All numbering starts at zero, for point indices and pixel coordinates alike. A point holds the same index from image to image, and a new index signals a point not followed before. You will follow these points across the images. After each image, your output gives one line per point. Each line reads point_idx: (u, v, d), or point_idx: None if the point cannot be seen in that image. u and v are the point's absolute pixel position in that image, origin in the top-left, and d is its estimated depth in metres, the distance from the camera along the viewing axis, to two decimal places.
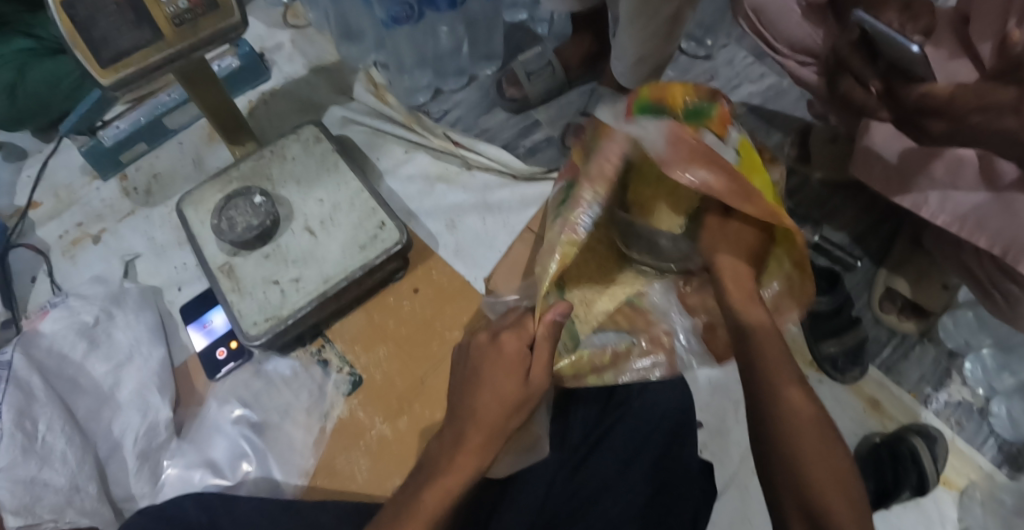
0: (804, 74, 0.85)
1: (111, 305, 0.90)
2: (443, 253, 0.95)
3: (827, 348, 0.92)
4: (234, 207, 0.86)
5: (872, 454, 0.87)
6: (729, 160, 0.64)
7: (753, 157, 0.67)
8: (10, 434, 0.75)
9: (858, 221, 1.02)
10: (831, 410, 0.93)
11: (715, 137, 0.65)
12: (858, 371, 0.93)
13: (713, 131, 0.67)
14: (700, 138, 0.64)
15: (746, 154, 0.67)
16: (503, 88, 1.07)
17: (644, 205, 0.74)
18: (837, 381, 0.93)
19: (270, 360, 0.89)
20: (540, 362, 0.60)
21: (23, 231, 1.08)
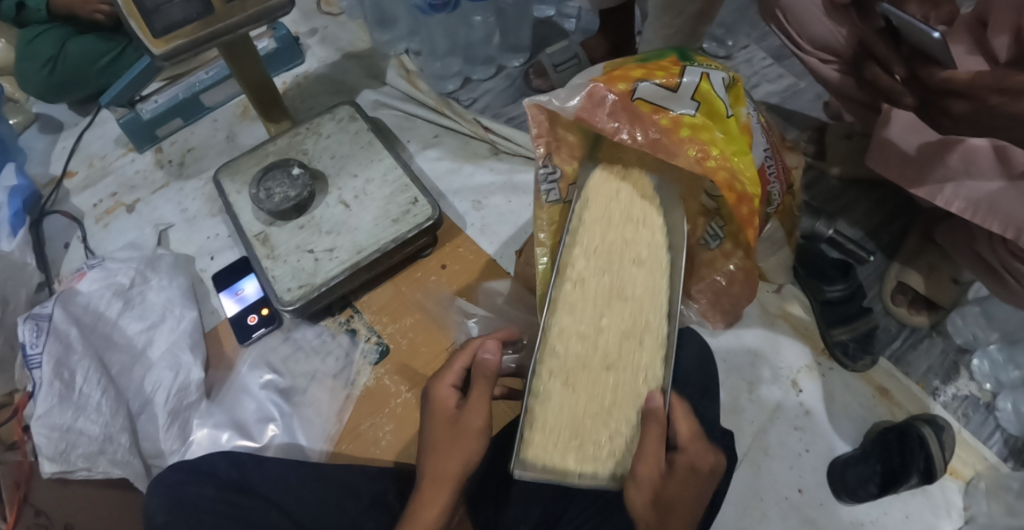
0: (824, 71, 0.88)
1: (146, 270, 0.93)
2: (469, 232, 0.99)
3: (837, 334, 0.97)
4: (273, 179, 0.90)
5: (881, 439, 0.90)
6: (675, 112, 0.63)
7: (714, 104, 0.64)
8: (50, 383, 0.79)
9: (871, 216, 1.05)
10: (841, 396, 0.96)
11: (663, 92, 0.64)
12: (869, 359, 0.96)
13: (666, 81, 0.64)
14: (639, 95, 0.63)
15: (705, 101, 0.64)
16: (530, 79, 1.11)
17: (572, 439, 0.59)
18: (849, 369, 0.97)
19: (299, 327, 0.92)
20: (479, 397, 0.63)
21: (58, 199, 1.11)
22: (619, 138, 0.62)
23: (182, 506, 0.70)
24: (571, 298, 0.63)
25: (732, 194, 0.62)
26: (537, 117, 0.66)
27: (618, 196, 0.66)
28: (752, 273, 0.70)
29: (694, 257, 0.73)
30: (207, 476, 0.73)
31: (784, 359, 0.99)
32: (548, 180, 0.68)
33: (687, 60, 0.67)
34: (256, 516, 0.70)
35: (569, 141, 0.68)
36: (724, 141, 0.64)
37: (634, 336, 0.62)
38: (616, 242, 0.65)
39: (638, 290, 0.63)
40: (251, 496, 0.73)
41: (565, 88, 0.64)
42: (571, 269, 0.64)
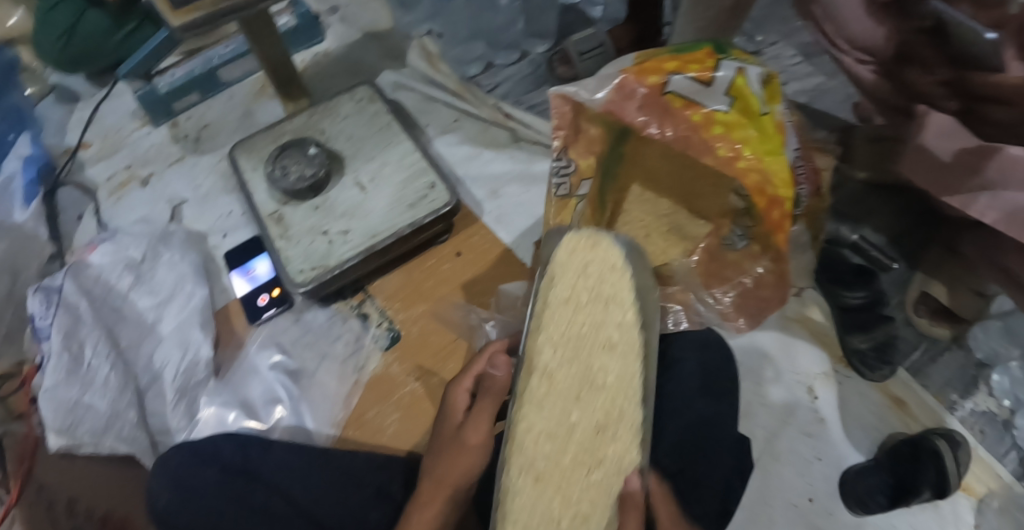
0: (860, 73, 0.78)
1: (158, 245, 0.92)
2: (486, 220, 0.97)
3: (855, 343, 0.94)
4: (288, 157, 0.89)
5: (894, 450, 0.88)
6: (710, 109, 0.61)
7: (750, 100, 0.61)
8: (57, 356, 0.79)
9: (898, 218, 0.86)
10: (854, 405, 0.95)
11: (698, 86, 0.61)
12: (887, 370, 0.93)
13: (700, 75, 0.62)
14: (674, 90, 0.61)
15: (739, 97, 0.61)
16: (554, 67, 1.08)
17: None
18: (866, 378, 0.94)
19: (311, 309, 0.90)
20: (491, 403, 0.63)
21: (72, 170, 1.10)
22: (649, 133, 0.63)
23: (188, 489, 0.71)
24: (539, 393, 0.59)
25: (762, 198, 0.60)
26: (562, 107, 0.65)
27: (586, 272, 0.62)
28: (783, 274, 0.70)
29: (719, 257, 0.74)
30: (211, 458, 0.73)
31: (799, 364, 0.98)
32: (561, 174, 0.68)
33: (722, 51, 0.64)
34: (260, 502, 0.70)
35: (588, 134, 0.67)
36: (757, 140, 0.60)
37: (608, 429, 0.58)
38: (584, 327, 0.60)
39: (610, 378, 0.59)
40: (255, 482, 0.72)
41: (596, 77, 0.64)
42: (537, 359, 0.60)
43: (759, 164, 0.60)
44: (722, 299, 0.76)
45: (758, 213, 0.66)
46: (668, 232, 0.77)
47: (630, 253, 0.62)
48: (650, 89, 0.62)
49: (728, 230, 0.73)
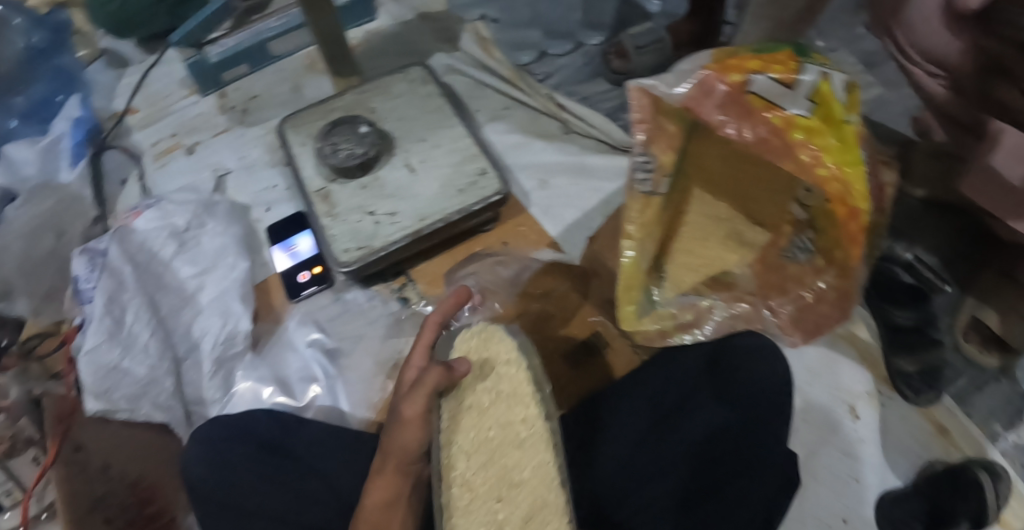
0: (931, 86, 0.83)
1: (203, 214, 0.91)
2: (533, 210, 0.95)
3: (901, 364, 0.89)
4: (339, 134, 0.88)
5: (934, 479, 0.85)
6: (790, 114, 0.57)
7: (833, 107, 0.57)
8: (100, 318, 0.80)
9: (956, 237, 0.94)
10: (895, 427, 0.91)
11: (779, 89, 0.58)
12: (933, 394, 0.89)
13: (781, 77, 0.58)
14: (754, 91, 0.58)
15: (822, 104, 0.57)
16: (609, 60, 1.06)
17: None
18: (909, 402, 0.91)
19: (350, 289, 0.89)
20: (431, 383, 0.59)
21: (119, 134, 1.10)
22: (725, 132, 0.60)
23: (221, 462, 0.70)
24: (462, 504, 0.59)
25: (842, 209, 0.57)
26: (640, 100, 0.60)
27: (481, 373, 0.65)
28: (846, 294, 0.64)
29: (779, 270, 0.70)
30: (244, 434, 0.72)
31: (843, 382, 0.93)
32: (643, 171, 0.62)
33: (804, 55, 0.60)
34: (294, 481, 0.69)
35: (668, 131, 0.63)
36: (838, 149, 0.56)
37: (535, 518, 0.59)
38: (492, 430, 0.62)
39: (525, 473, 0.60)
40: (289, 460, 0.71)
41: (672, 73, 0.60)
42: (453, 472, 0.60)
43: (840, 173, 0.56)
44: (777, 311, 0.71)
45: (824, 228, 0.63)
46: (728, 238, 0.76)
47: (522, 347, 0.66)
48: (730, 88, 0.59)
49: (790, 242, 0.69)
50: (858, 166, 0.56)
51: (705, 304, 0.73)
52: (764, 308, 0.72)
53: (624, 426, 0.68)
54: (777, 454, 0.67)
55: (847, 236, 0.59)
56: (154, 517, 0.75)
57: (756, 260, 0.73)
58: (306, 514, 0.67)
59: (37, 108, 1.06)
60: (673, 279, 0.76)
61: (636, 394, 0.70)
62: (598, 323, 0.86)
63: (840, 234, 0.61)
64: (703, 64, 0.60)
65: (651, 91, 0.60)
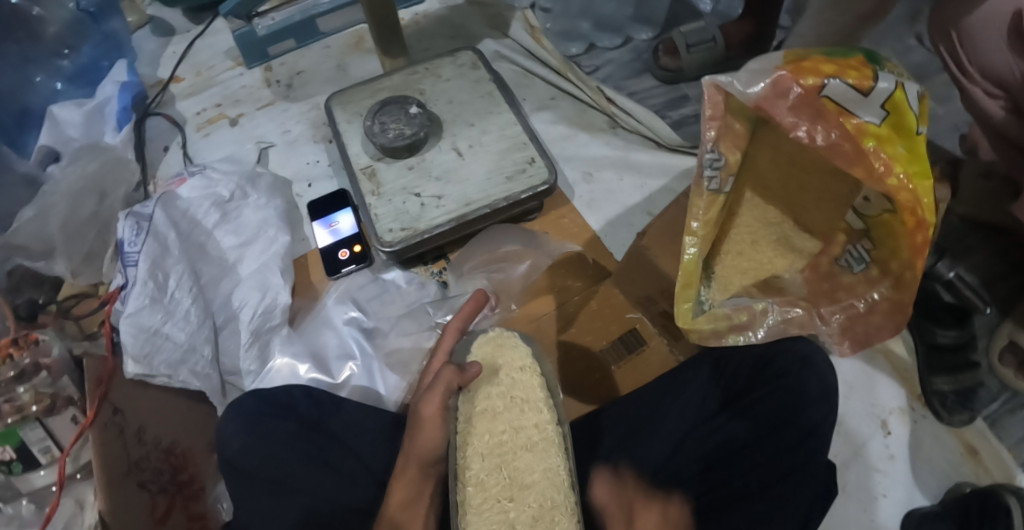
0: (988, 105, 0.77)
1: (246, 185, 0.92)
2: (576, 203, 0.95)
3: (937, 383, 0.86)
4: (388, 113, 0.86)
5: (961, 500, 0.79)
6: (862, 122, 0.56)
7: (906, 116, 0.56)
8: (144, 283, 0.80)
9: (989, 265, 0.91)
10: (926, 447, 0.86)
11: (855, 94, 0.56)
12: (967, 415, 0.85)
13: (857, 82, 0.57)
14: (830, 94, 0.56)
15: (895, 112, 0.56)
16: (659, 56, 1.04)
17: None
18: (941, 421, 0.86)
19: (390, 270, 0.90)
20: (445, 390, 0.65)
21: (163, 101, 1.10)
22: (796, 135, 0.59)
23: (262, 436, 0.70)
24: (476, 502, 0.63)
25: (909, 219, 0.55)
26: (714, 98, 0.58)
27: (498, 377, 0.70)
28: (901, 305, 0.61)
29: (832, 278, 0.66)
30: (284, 409, 0.72)
31: (878, 397, 0.89)
32: (712, 167, 0.61)
33: (877, 62, 0.59)
34: (335, 458, 0.71)
35: (735, 130, 0.62)
36: (906, 158, 0.56)
37: (544, 518, 0.63)
38: (505, 434, 0.67)
39: (536, 475, 0.65)
40: (329, 439, 0.73)
41: (745, 71, 0.58)
42: (469, 472, 0.64)
43: (910, 183, 0.55)
44: (828, 319, 0.65)
45: (884, 234, 0.61)
46: (777, 242, 0.73)
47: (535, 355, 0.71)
48: (806, 90, 0.57)
49: (843, 251, 0.66)
50: (927, 178, 0.55)
51: (760, 306, 0.65)
52: (815, 316, 0.65)
53: (662, 432, 0.71)
54: (807, 470, 0.63)
55: (911, 247, 0.57)
56: (186, 483, 0.77)
57: (807, 266, 0.69)
58: (341, 490, 0.69)
59: (84, 71, 1.06)
60: (720, 281, 0.72)
61: (681, 401, 0.72)
62: (637, 320, 0.82)
63: (900, 244, 0.59)
64: (777, 64, 0.58)
65: (724, 89, 0.58)
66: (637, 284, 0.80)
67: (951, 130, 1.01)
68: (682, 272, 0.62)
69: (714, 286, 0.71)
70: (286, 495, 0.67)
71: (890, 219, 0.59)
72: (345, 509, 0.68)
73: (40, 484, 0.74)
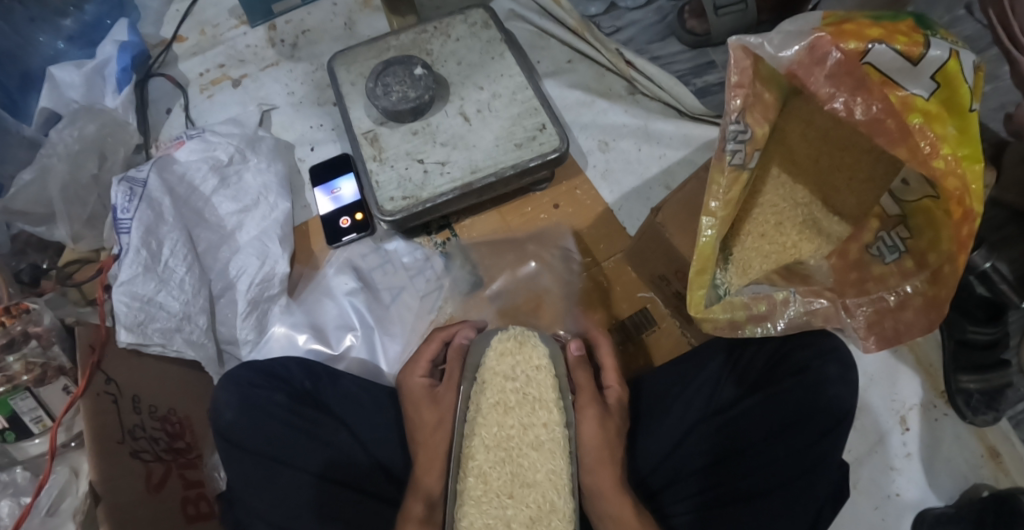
0: None
1: (246, 148, 0.89)
2: (590, 173, 0.91)
3: (963, 381, 0.80)
4: (392, 74, 0.82)
5: (978, 503, 0.75)
6: (907, 94, 0.51)
7: (959, 91, 0.50)
8: (136, 251, 0.76)
9: None
10: (946, 447, 0.81)
11: (903, 65, 0.51)
12: (991, 417, 0.79)
13: (905, 49, 0.50)
14: (877, 63, 0.51)
15: (947, 85, 0.51)
16: (684, 19, 0.96)
17: None
18: (964, 420, 0.81)
19: (393, 240, 0.88)
20: (451, 381, 0.66)
21: (166, 62, 1.06)
22: (830, 107, 0.53)
23: (252, 405, 0.68)
24: (476, 494, 0.62)
25: (956, 209, 0.50)
26: (741, 61, 0.53)
27: (513, 373, 0.67)
28: (937, 302, 0.54)
29: (863, 269, 0.61)
30: (279, 381, 0.70)
31: (899, 390, 0.83)
32: (736, 140, 0.55)
33: (929, 28, 0.53)
34: (329, 434, 0.69)
35: (764, 100, 0.56)
36: (957, 139, 0.51)
37: (541, 520, 0.61)
38: (513, 429, 0.64)
39: (539, 475, 0.62)
40: (323, 411, 0.71)
41: (778, 33, 0.53)
42: (472, 462, 0.63)
43: (959, 167, 0.50)
44: (854, 313, 0.59)
45: (925, 222, 0.55)
46: (804, 224, 0.67)
47: (554, 356, 0.67)
48: (847, 58, 0.51)
49: (875, 238, 0.60)
50: (978, 161, 0.50)
51: (780, 295, 0.60)
52: (841, 309, 0.59)
53: (671, 419, 0.67)
54: (830, 465, 0.60)
55: (954, 241, 0.52)
56: (182, 450, 0.77)
57: (833, 252, 0.64)
58: (335, 467, 0.67)
59: (86, 30, 1.02)
60: (739, 264, 0.66)
61: (689, 387, 0.68)
62: (648, 299, 0.84)
63: (941, 234, 0.54)
64: (818, 25, 0.52)
65: (753, 52, 0.53)
66: (652, 264, 0.77)
67: (996, 109, 0.93)
68: (699, 253, 0.57)
69: (733, 269, 0.66)
70: (277, 469, 0.65)
71: (932, 206, 0.54)
72: (340, 485, 0.67)
73: (34, 452, 0.74)
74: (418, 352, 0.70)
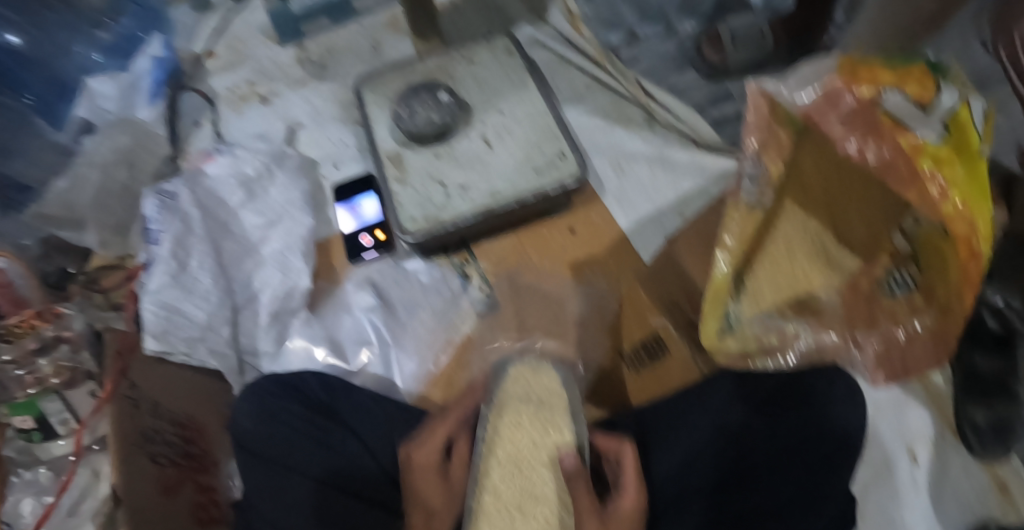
0: None
1: (273, 165, 0.92)
2: (607, 200, 0.93)
3: (972, 412, 0.80)
4: (423, 100, 0.86)
5: None
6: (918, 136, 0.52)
7: (968, 134, 0.52)
8: (166, 261, 0.79)
9: None
10: (954, 480, 0.82)
11: (909, 108, 0.53)
12: (1000, 448, 0.79)
13: (912, 92, 0.53)
14: (887, 106, 0.53)
15: (957, 129, 0.52)
16: (702, 47, 0.90)
17: None
18: (972, 451, 0.82)
19: (411, 258, 0.90)
20: (461, 458, 0.67)
21: (196, 76, 1.09)
22: (844, 148, 0.55)
23: (271, 417, 0.71)
24: (488, 509, 0.62)
25: (963, 249, 0.51)
26: (759, 105, 0.59)
27: (528, 396, 0.70)
28: (944, 337, 0.56)
29: (872, 300, 0.63)
30: (295, 392, 0.73)
31: (908, 423, 0.84)
32: (750, 182, 0.62)
33: (942, 72, 0.54)
34: (340, 444, 0.70)
35: (780, 139, 0.61)
36: (967, 181, 0.51)
37: None
38: (525, 446, 0.65)
39: (548, 489, 0.62)
40: (336, 423, 0.72)
41: (796, 77, 0.58)
42: (487, 478, 0.63)
43: (969, 210, 0.50)
44: (862, 347, 0.63)
45: (934, 259, 0.57)
46: (816, 258, 0.70)
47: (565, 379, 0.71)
48: (858, 103, 0.54)
49: (885, 273, 0.62)
50: (986, 203, 0.51)
51: (790, 328, 0.65)
52: (849, 342, 0.63)
53: (678, 442, 0.64)
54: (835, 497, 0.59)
55: (962, 278, 0.52)
56: (196, 456, 0.79)
57: (844, 284, 0.66)
58: (342, 476, 0.68)
59: (120, 42, 1.06)
60: (751, 293, 0.68)
61: (698, 410, 0.65)
62: (659, 325, 0.83)
63: (950, 270, 0.54)
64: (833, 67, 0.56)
65: (770, 96, 0.58)
66: None
67: None
68: (715, 283, 0.62)
69: (747, 295, 0.67)
70: (287, 474, 0.67)
71: (943, 243, 0.55)
72: (346, 494, 0.68)
73: (58, 452, 0.77)
74: (432, 429, 0.69)
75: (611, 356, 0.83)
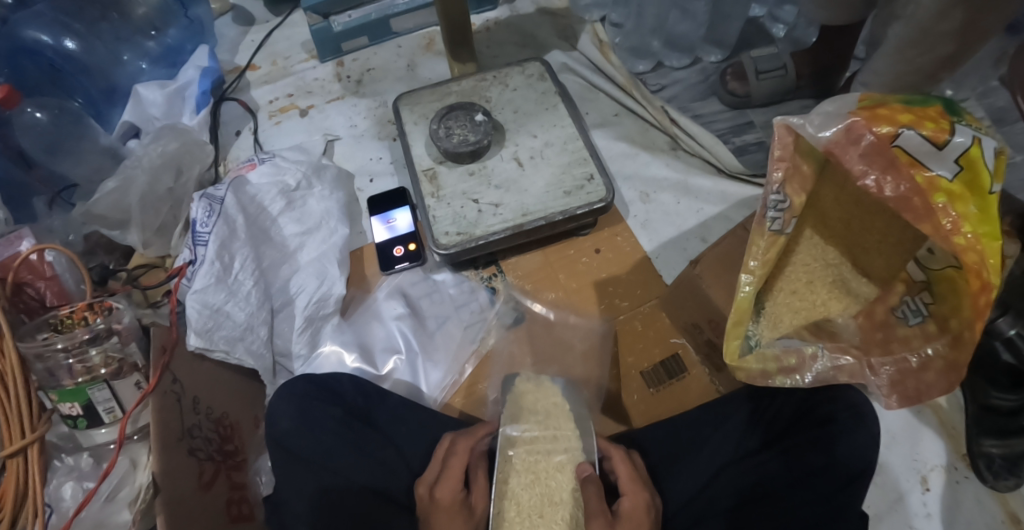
0: None
1: (312, 176, 0.97)
2: (631, 222, 0.96)
3: (985, 445, 0.82)
4: (455, 118, 0.89)
5: None
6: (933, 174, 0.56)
7: (981, 173, 0.55)
8: (211, 263, 0.84)
9: None
10: (969, 513, 0.83)
11: (928, 147, 0.56)
12: (1013, 481, 0.81)
13: (930, 134, 0.56)
14: (906, 146, 0.56)
15: (970, 168, 0.55)
16: (727, 80, 1.01)
17: None
18: (986, 484, 0.83)
19: (441, 271, 0.94)
20: (479, 487, 0.65)
21: (239, 88, 1.14)
22: (863, 183, 0.58)
23: (310, 418, 0.73)
24: (512, 517, 0.67)
25: (974, 280, 0.54)
26: (784, 137, 0.59)
27: (535, 407, 0.75)
28: (957, 366, 0.58)
29: (888, 329, 0.65)
30: (332, 394, 0.76)
31: (920, 451, 0.86)
32: (776, 208, 0.61)
33: (957, 114, 0.58)
34: (375, 448, 0.74)
35: (802, 171, 0.61)
36: (978, 218, 0.54)
37: None
38: (540, 455, 0.71)
39: (566, 494, 0.68)
40: (370, 427, 0.76)
41: (819, 114, 0.59)
42: (507, 485, 0.68)
43: (979, 244, 0.53)
44: (877, 371, 0.63)
45: (948, 291, 0.59)
46: (833, 284, 0.72)
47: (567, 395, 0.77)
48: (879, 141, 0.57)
49: (900, 302, 0.65)
50: (998, 239, 0.54)
51: (810, 350, 0.64)
52: (865, 366, 0.63)
53: (700, 461, 0.71)
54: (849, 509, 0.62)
55: (972, 309, 0.55)
56: (231, 453, 0.82)
57: (860, 312, 0.68)
58: (375, 478, 0.72)
59: (167, 52, 1.10)
60: (771, 317, 0.70)
61: (716, 434, 0.73)
62: (679, 345, 0.87)
63: (962, 302, 0.57)
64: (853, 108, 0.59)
65: (795, 130, 0.59)
66: (686, 312, 0.82)
67: None
68: (737, 306, 0.62)
69: (766, 320, 0.69)
70: (319, 472, 0.70)
71: (956, 276, 0.58)
72: (375, 494, 0.71)
73: (100, 440, 0.80)
74: (447, 461, 0.65)
75: (631, 374, 0.87)
